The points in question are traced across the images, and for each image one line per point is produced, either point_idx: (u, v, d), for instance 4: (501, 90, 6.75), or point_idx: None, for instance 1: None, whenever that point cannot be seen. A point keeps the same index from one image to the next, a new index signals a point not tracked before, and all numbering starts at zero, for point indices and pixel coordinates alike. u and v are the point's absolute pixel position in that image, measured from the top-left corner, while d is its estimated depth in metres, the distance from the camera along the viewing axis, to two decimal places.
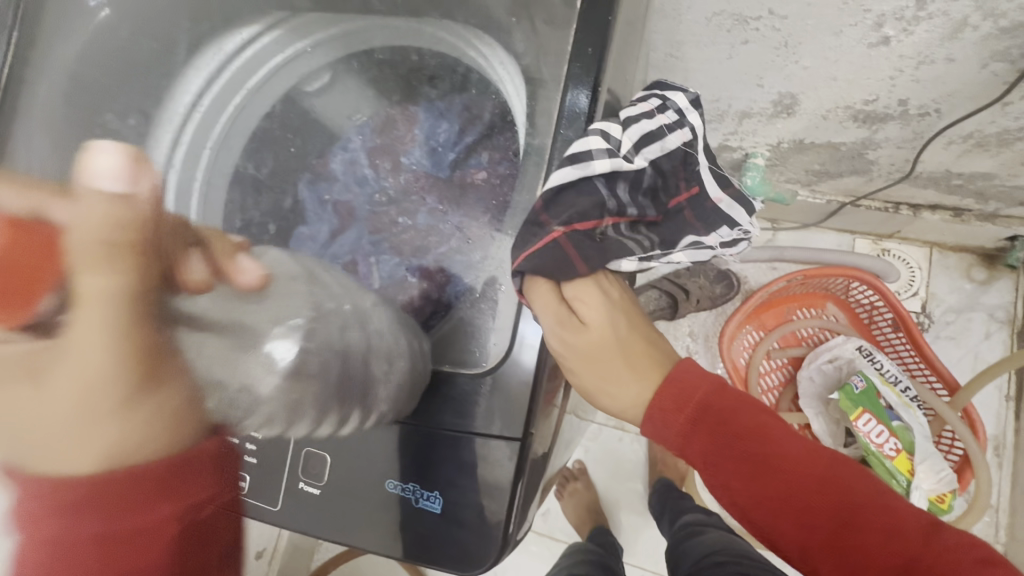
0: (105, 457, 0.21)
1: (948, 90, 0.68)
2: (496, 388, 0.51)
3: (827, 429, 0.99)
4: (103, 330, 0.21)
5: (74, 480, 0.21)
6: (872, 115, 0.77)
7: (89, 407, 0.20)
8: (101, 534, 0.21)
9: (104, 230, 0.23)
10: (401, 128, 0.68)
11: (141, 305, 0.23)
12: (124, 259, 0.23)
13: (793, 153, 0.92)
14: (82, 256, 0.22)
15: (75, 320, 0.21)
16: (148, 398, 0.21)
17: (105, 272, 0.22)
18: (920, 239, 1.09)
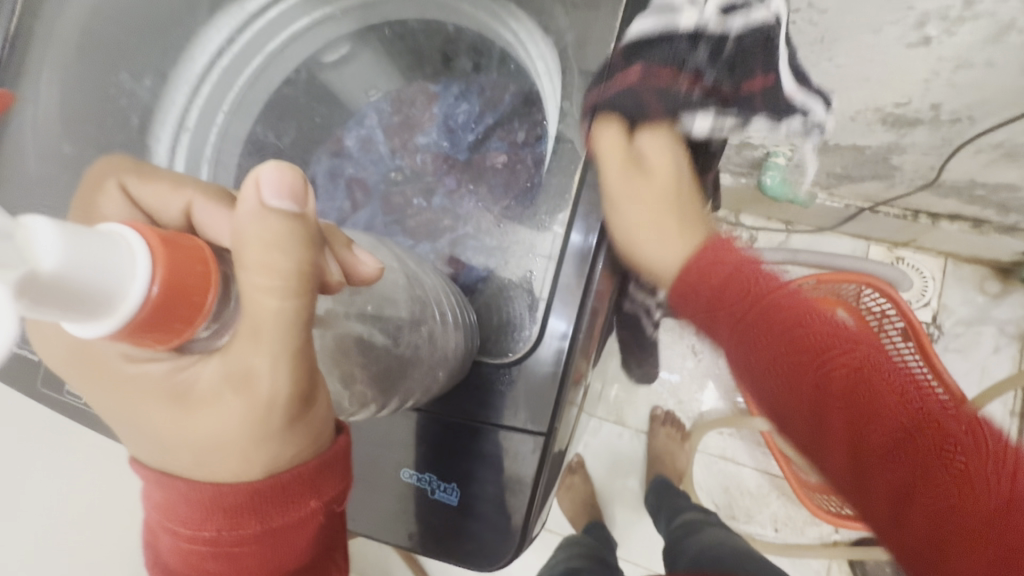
0: (274, 455, 0.31)
1: (984, 96, 0.67)
2: (516, 380, 0.49)
3: None
4: (279, 360, 0.28)
5: (262, 460, 0.30)
6: (902, 119, 0.75)
7: (271, 420, 0.29)
8: (260, 523, 0.31)
9: (276, 262, 0.27)
10: (420, 107, 0.66)
11: (304, 333, 0.29)
12: (291, 291, 0.28)
13: (815, 154, 0.91)
14: (262, 282, 0.27)
15: (260, 354, 0.28)
16: (302, 415, 0.30)
17: (277, 301, 0.28)
18: (936, 249, 1.07)
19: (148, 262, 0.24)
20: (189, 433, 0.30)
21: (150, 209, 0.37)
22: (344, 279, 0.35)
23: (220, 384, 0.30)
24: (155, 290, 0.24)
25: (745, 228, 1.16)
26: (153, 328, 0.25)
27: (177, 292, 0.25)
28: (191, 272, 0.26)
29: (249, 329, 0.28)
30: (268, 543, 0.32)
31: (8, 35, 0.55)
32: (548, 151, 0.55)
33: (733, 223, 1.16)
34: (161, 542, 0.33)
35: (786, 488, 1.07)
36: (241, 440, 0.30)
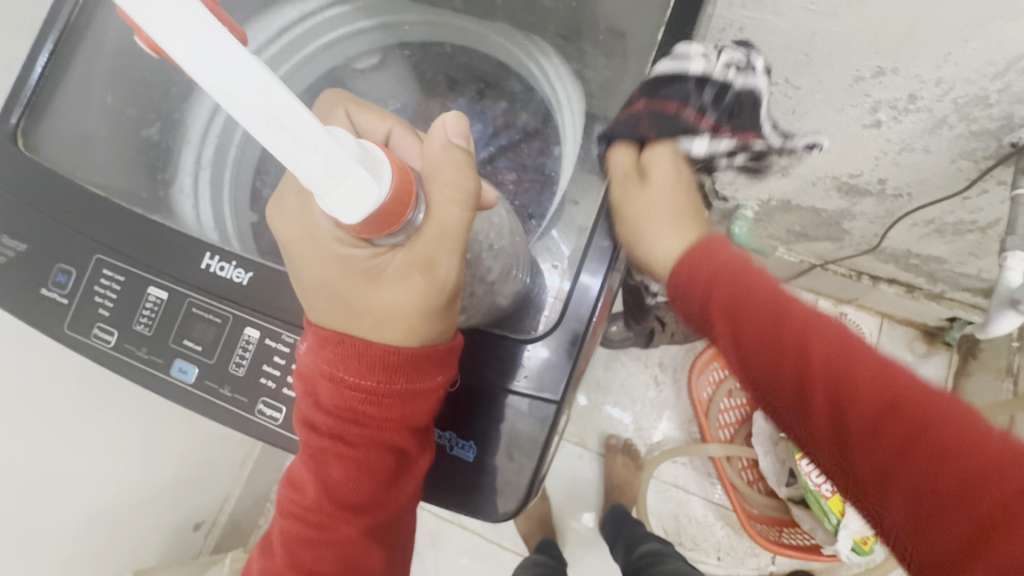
0: (430, 327, 0.44)
1: (920, 177, 0.78)
2: (537, 348, 0.52)
3: (772, 467, 1.08)
4: (454, 256, 0.41)
5: (418, 333, 0.44)
6: (854, 188, 0.87)
7: (439, 300, 0.42)
8: (404, 381, 0.45)
9: (463, 181, 0.42)
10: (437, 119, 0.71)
11: (464, 238, 0.42)
12: (471, 205, 0.41)
13: (779, 211, 1.02)
14: (450, 195, 0.41)
15: (444, 249, 0.41)
16: (453, 304, 0.44)
17: (460, 212, 0.41)
18: (874, 308, 1.20)
19: (388, 165, 0.36)
20: (378, 298, 0.43)
21: (361, 123, 0.50)
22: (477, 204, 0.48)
23: (402, 268, 0.42)
24: (386, 192, 0.36)
25: None
26: (384, 219, 0.36)
27: (403, 184, 0.37)
28: (403, 178, 0.37)
29: (436, 229, 0.41)
30: (407, 400, 0.45)
31: None
32: (563, 173, 0.62)
33: None
34: (324, 388, 0.46)
35: (730, 518, 1.13)
36: (408, 314, 0.43)
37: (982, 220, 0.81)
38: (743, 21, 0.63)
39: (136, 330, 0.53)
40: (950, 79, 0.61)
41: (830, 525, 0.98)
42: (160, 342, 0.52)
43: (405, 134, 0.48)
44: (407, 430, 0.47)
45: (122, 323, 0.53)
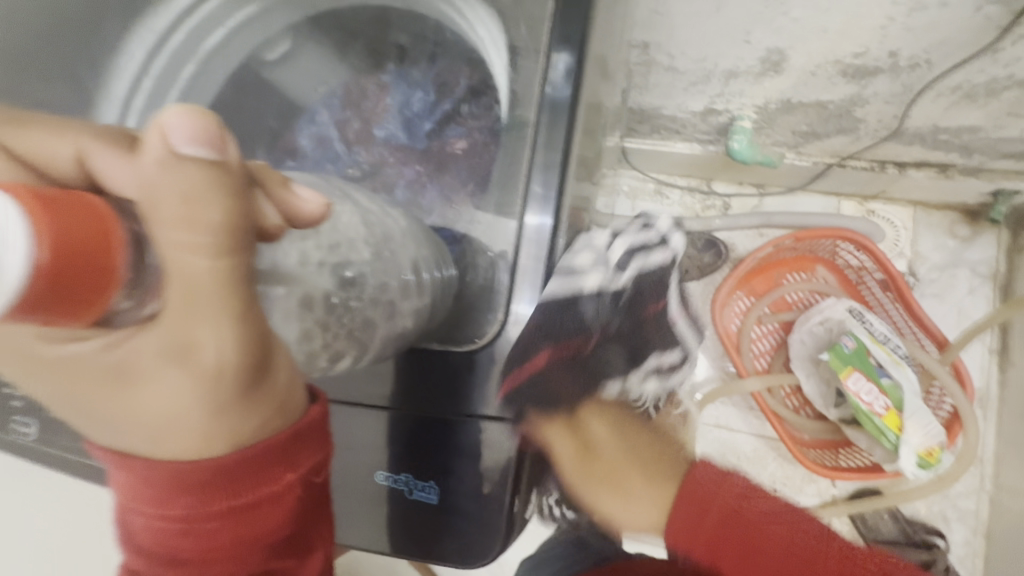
0: (235, 425, 0.31)
1: (939, 39, 0.66)
2: (488, 363, 0.51)
3: (817, 390, 1.03)
4: (225, 330, 0.28)
5: (221, 433, 0.31)
6: (862, 69, 0.75)
7: (225, 388, 0.29)
8: (225, 500, 0.32)
9: (201, 214, 0.25)
10: (374, 97, 0.64)
11: (245, 295, 0.28)
12: (223, 246, 0.26)
13: (780, 114, 0.90)
14: (183, 237, 0.25)
15: (199, 323, 0.27)
16: (258, 385, 0.30)
17: (210, 262, 0.26)
18: (905, 199, 1.09)
19: (25, 222, 0.21)
20: (135, 407, 0.30)
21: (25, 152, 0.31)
22: (287, 221, 0.32)
23: (156, 353, 0.29)
24: (42, 257, 0.21)
25: (719, 197, 1.18)
26: (62, 302, 0.23)
27: (77, 251, 0.23)
28: (83, 229, 0.23)
29: (180, 292, 0.27)
30: (241, 519, 0.33)
31: None
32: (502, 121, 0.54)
33: (706, 191, 1.18)
34: (132, 525, 0.33)
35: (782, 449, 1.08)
36: (192, 401, 0.29)
37: (1020, 72, 0.69)
38: None
39: (56, 416, 0.54)
40: None
41: (889, 444, 0.91)
42: (84, 425, 0.53)
43: (99, 149, 0.30)
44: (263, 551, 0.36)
45: (42, 410, 0.54)
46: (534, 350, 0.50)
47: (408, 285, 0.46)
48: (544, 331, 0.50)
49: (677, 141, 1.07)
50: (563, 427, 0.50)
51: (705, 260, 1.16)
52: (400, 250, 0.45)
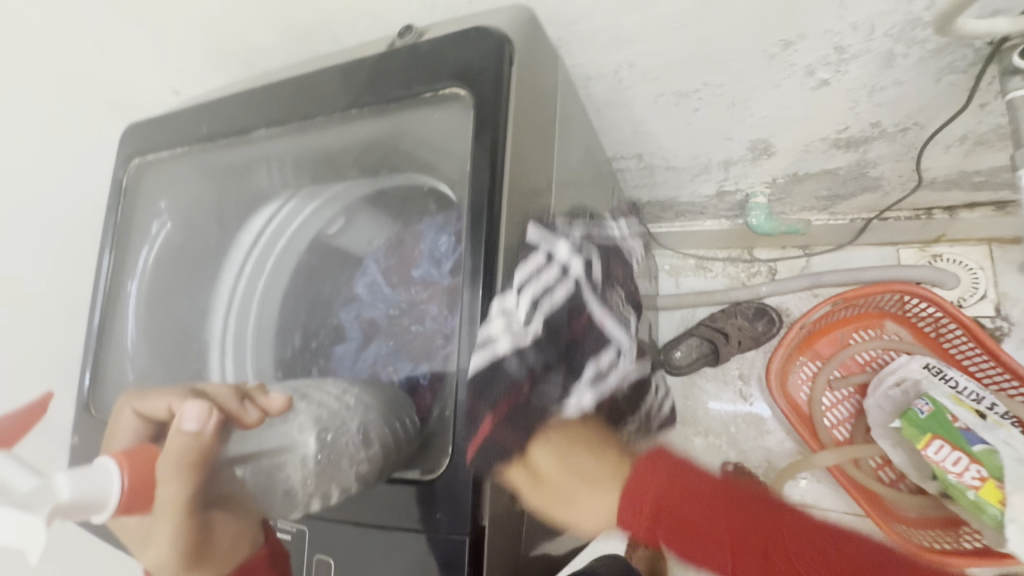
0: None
1: (914, 106, 0.68)
2: (448, 498, 0.43)
3: (907, 461, 0.94)
4: (174, 525, 0.37)
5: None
6: (851, 140, 0.78)
7: (190, 560, 0.37)
8: None
9: (165, 460, 0.37)
10: (410, 244, 0.69)
11: (195, 512, 0.38)
12: (180, 475, 0.37)
13: (794, 184, 0.93)
14: (164, 467, 0.37)
15: (162, 523, 0.36)
16: (203, 557, 0.38)
17: (178, 486, 0.37)
18: (973, 238, 1.02)
19: (124, 469, 0.35)
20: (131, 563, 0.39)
21: (144, 409, 0.44)
22: (260, 419, 0.45)
23: (143, 533, 0.37)
24: (127, 482, 0.34)
25: (763, 263, 1.16)
26: (131, 510, 0.35)
27: (137, 489, 0.35)
28: (147, 470, 0.36)
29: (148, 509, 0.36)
30: None
31: (97, 301, 0.65)
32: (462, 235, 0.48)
33: (750, 260, 1.17)
34: None
35: None
36: (166, 568, 0.37)
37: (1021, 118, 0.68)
38: (629, 59, 0.64)
39: None
40: (865, 19, 0.55)
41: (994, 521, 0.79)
42: None
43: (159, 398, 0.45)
44: None
45: None
46: (484, 473, 0.44)
47: (355, 445, 0.46)
48: (493, 451, 0.44)
49: (705, 220, 1.12)
50: (518, 464, 0.45)
51: (760, 329, 1.11)
52: (346, 420, 0.47)
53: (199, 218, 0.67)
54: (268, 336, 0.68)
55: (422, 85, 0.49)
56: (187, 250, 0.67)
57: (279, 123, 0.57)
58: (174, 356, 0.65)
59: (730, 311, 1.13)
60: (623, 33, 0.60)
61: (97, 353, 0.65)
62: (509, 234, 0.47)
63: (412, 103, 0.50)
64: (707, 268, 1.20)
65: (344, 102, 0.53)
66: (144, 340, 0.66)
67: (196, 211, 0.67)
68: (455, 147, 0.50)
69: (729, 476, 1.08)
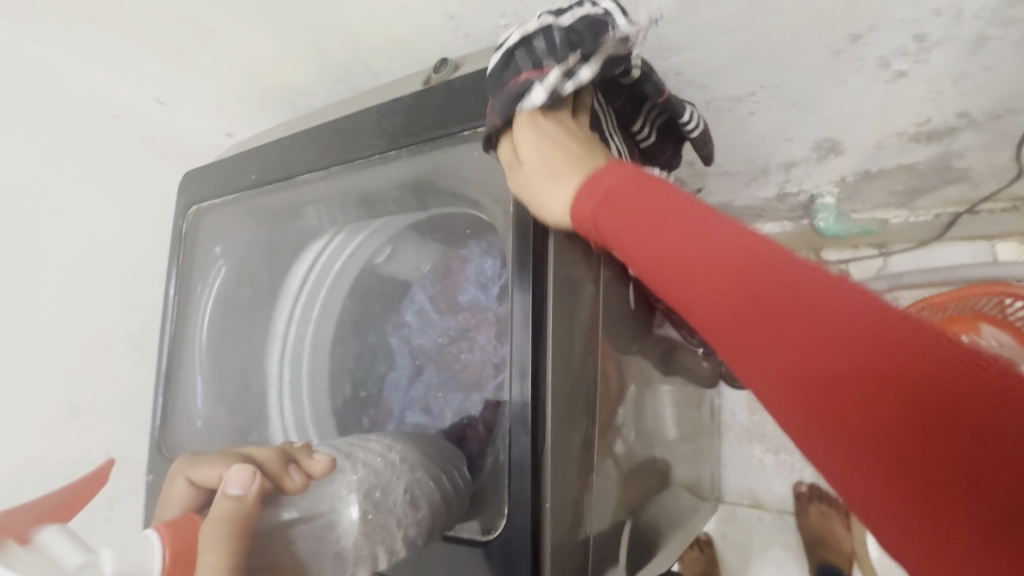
0: None
1: (1010, 92, 0.60)
2: (503, 562, 0.44)
3: None
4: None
5: None
6: (933, 132, 0.70)
7: None
8: None
9: (210, 526, 0.35)
10: (455, 269, 0.66)
11: None
12: (224, 540, 0.34)
13: (865, 182, 0.85)
14: (206, 534, 0.35)
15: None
16: None
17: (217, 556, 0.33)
18: None
19: (162, 541, 0.33)
20: None
21: (195, 478, 0.44)
22: (306, 481, 0.43)
23: None
24: (166, 556, 0.33)
25: (833, 264, 1.07)
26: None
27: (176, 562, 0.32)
28: (189, 537, 0.34)
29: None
30: None
31: (169, 337, 0.68)
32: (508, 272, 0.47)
33: (818, 261, 1.08)
34: None
35: None
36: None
37: None
38: (676, 67, 0.60)
39: None
40: (948, 4, 0.49)
41: None
42: None
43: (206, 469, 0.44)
44: None
45: None
46: (540, 537, 0.43)
47: (405, 507, 0.46)
48: (548, 516, 0.43)
49: (764, 223, 1.06)
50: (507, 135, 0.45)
51: None
52: (392, 481, 0.47)
53: (257, 254, 0.71)
54: (326, 368, 0.71)
55: (458, 125, 0.49)
56: (248, 285, 0.71)
57: (321, 168, 0.58)
58: (238, 390, 0.69)
59: None
60: (668, 43, 0.57)
61: (168, 388, 0.68)
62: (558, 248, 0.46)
63: (448, 141, 0.50)
64: None
65: (382, 144, 0.53)
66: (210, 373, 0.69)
67: (254, 247, 0.70)
68: (494, 185, 0.49)
69: (803, 497, 1.01)
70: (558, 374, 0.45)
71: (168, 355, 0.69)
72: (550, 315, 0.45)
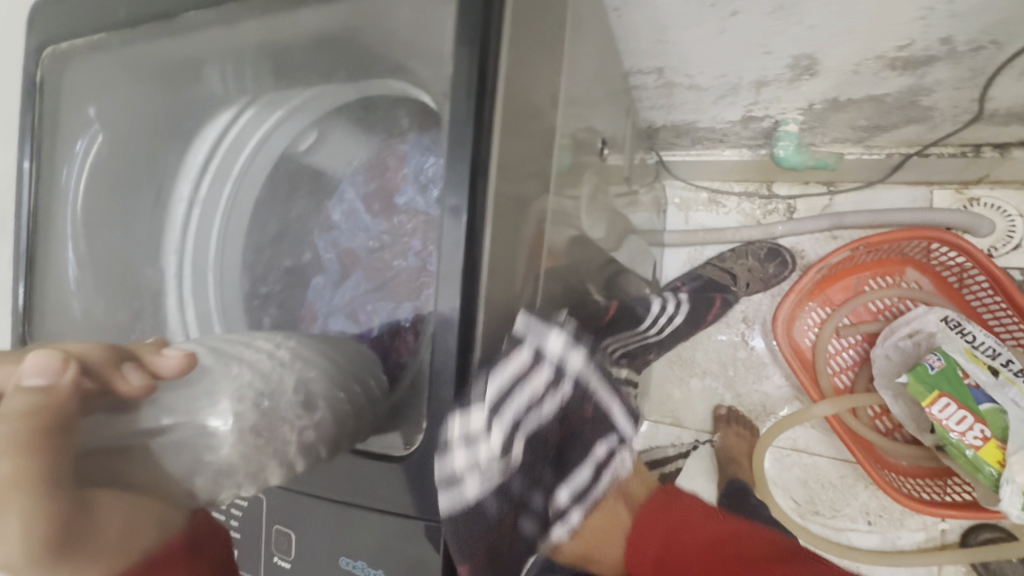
0: None
1: (999, 20, 0.57)
2: (418, 477, 0.40)
3: (906, 414, 0.91)
4: (22, 521, 0.28)
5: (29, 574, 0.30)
6: (912, 60, 0.66)
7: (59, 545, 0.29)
8: None
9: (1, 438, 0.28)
10: (392, 165, 0.58)
11: (49, 488, 0.29)
12: (14, 453, 0.28)
13: (831, 112, 0.82)
14: (6, 440, 0.29)
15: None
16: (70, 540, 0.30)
17: (17, 464, 0.28)
18: (1018, 180, 0.92)
19: None
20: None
21: None
22: (149, 382, 0.36)
23: None
24: None
25: (782, 199, 1.07)
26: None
27: None
28: None
29: None
30: None
31: (33, 210, 0.57)
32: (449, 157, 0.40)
33: (768, 195, 1.07)
34: None
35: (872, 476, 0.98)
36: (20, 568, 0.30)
37: None
38: None
39: None
40: None
41: (988, 481, 0.78)
42: None
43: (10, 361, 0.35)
44: None
45: None
46: (462, 459, 0.40)
47: (296, 408, 0.39)
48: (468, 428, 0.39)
49: (721, 149, 1.02)
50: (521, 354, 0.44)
51: (772, 272, 1.05)
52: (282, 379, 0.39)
53: (143, 117, 0.58)
54: (238, 262, 0.62)
55: None
56: (136, 159, 0.59)
57: None
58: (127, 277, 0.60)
59: (741, 252, 1.05)
60: None
61: (39, 272, 0.58)
62: (507, 148, 0.40)
63: None
64: (720, 203, 1.10)
65: None
66: (88, 260, 0.59)
67: (138, 107, 0.57)
68: (425, 40, 0.42)
69: (721, 419, 1.08)
70: (493, 284, 0.40)
71: (29, 237, 0.58)
72: (487, 251, 0.39)
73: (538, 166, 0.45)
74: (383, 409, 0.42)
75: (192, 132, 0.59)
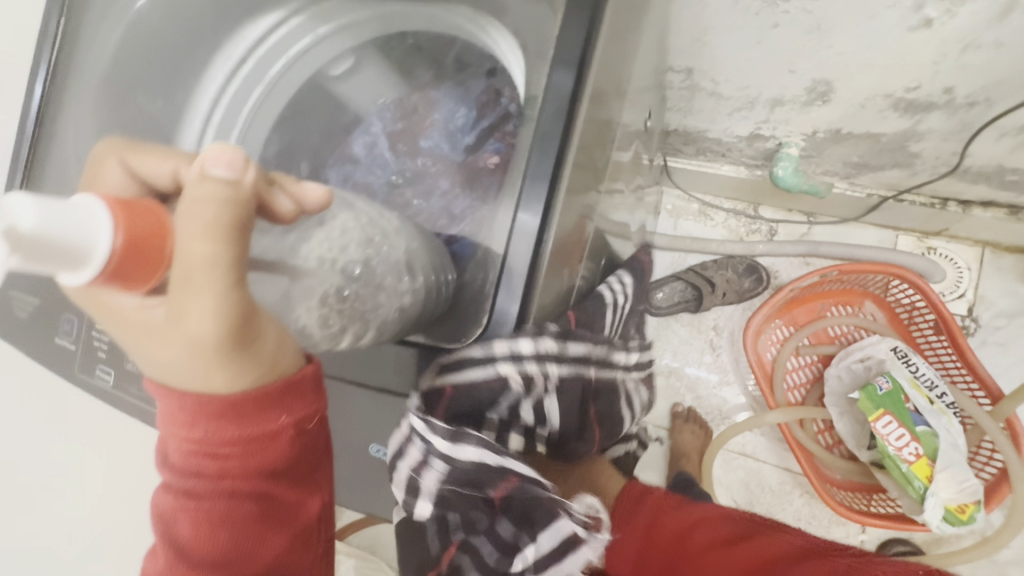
0: (203, 372, 0.32)
1: (997, 79, 0.64)
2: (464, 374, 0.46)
3: (850, 429, 0.99)
4: (213, 304, 0.28)
5: (212, 358, 0.31)
6: (914, 104, 0.73)
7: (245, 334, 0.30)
8: (244, 430, 0.36)
9: (201, 210, 0.27)
10: (420, 111, 0.64)
11: (240, 275, 0.29)
12: (224, 230, 0.27)
13: (830, 144, 0.89)
14: (193, 223, 0.27)
15: (194, 297, 0.28)
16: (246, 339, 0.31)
17: (212, 246, 0.27)
18: (971, 238, 1.03)
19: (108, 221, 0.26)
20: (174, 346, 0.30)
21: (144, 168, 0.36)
22: (298, 207, 0.35)
23: (174, 303, 0.28)
24: (117, 240, 0.27)
25: (765, 222, 1.14)
26: (126, 272, 0.28)
27: (139, 239, 0.27)
28: (145, 220, 0.27)
29: (177, 273, 0.28)
30: (253, 446, 0.38)
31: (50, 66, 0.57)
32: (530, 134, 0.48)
33: (752, 216, 1.14)
34: (168, 445, 0.38)
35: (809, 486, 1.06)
36: (203, 349, 0.30)
37: None
38: None
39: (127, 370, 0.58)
40: None
41: (915, 494, 0.88)
42: None
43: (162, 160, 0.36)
44: (258, 476, 0.39)
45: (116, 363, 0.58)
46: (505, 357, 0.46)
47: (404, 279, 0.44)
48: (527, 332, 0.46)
49: (722, 163, 1.04)
50: None
51: (746, 286, 1.12)
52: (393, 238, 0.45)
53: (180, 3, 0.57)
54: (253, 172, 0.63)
55: None
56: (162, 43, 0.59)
57: None
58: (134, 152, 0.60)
59: (722, 263, 1.12)
60: None
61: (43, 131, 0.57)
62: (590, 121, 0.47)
63: None
64: (709, 216, 1.15)
65: None
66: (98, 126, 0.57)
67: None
68: None
69: (679, 416, 1.13)
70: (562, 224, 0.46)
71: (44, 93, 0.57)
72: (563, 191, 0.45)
73: (594, 162, 0.52)
74: (453, 302, 0.50)
75: (229, 27, 0.60)
